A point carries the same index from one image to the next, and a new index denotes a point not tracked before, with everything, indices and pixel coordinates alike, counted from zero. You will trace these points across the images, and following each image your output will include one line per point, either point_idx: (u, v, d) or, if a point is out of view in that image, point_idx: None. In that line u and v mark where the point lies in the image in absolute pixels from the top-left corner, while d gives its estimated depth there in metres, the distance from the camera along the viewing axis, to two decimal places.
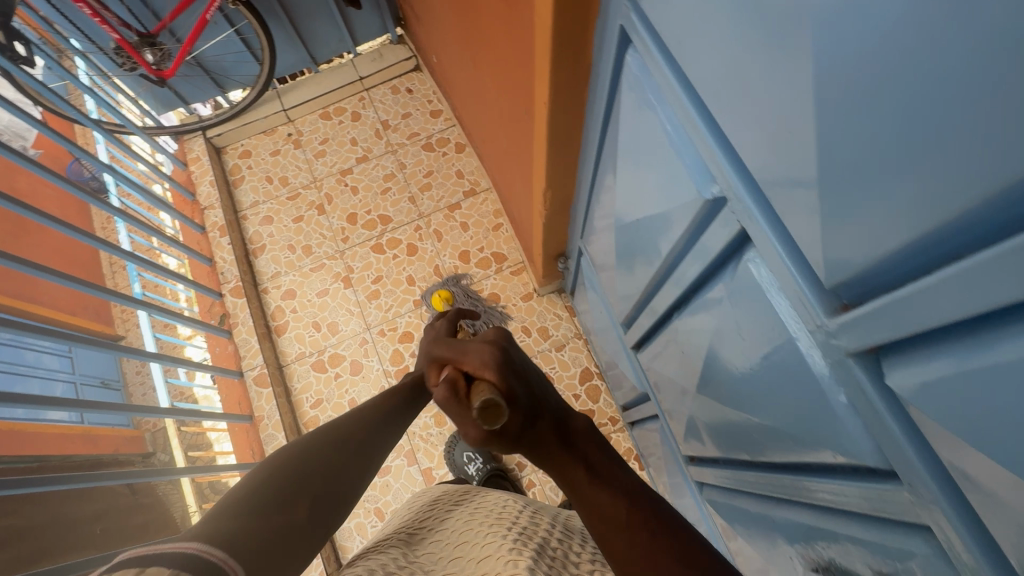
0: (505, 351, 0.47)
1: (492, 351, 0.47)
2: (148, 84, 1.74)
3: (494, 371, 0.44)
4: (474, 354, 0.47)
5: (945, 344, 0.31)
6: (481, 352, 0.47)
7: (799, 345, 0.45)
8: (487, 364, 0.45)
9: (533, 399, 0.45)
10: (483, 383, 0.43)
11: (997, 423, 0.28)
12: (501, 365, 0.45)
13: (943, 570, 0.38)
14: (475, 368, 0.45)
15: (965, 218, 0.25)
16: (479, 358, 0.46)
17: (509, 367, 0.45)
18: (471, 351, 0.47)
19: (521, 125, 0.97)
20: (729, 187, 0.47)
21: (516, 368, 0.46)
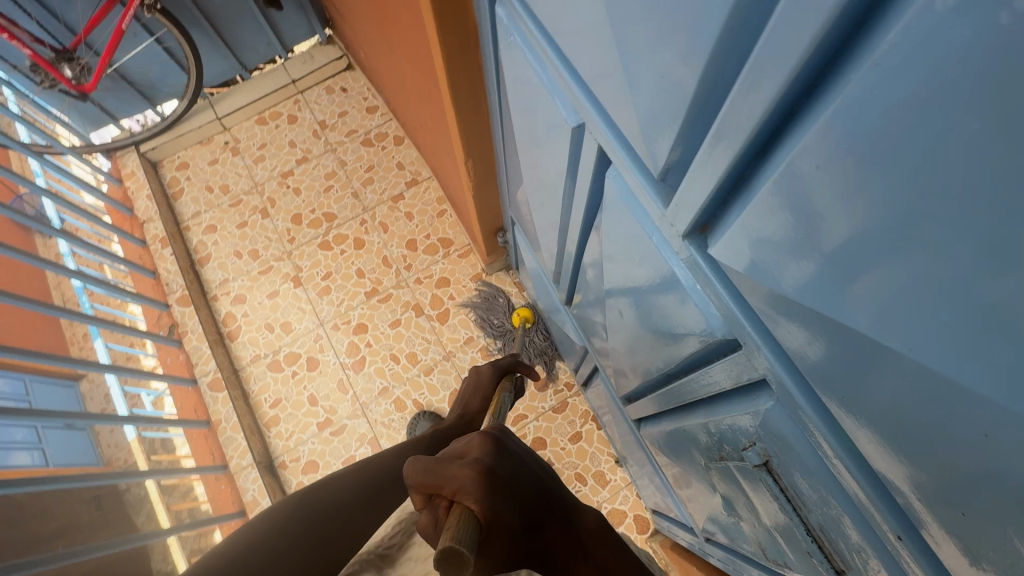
0: (489, 464, 0.37)
1: (477, 470, 0.36)
2: (70, 100, 1.72)
3: (476, 501, 0.35)
4: (454, 475, 0.35)
5: (736, 193, 0.36)
6: (462, 472, 0.36)
7: (654, 242, 0.50)
8: (466, 491, 0.35)
9: (527, 520, 0.38)
10: (460, 517, 0.33)
11: (771, 248, 0.33)
12: (483, 490, 0.35)
13: (781, 416, 0.44)
14: (451, 496, 0.35)
15: (715, 62, 0.31)
16: (459, 480, 0.35)
17: (498, 492, 0.36)
18: (451, 474, 0.36)
19: (435, 98, 1.04)
20: (582, 109, 0.53)
21: (503, 484, 0.37)
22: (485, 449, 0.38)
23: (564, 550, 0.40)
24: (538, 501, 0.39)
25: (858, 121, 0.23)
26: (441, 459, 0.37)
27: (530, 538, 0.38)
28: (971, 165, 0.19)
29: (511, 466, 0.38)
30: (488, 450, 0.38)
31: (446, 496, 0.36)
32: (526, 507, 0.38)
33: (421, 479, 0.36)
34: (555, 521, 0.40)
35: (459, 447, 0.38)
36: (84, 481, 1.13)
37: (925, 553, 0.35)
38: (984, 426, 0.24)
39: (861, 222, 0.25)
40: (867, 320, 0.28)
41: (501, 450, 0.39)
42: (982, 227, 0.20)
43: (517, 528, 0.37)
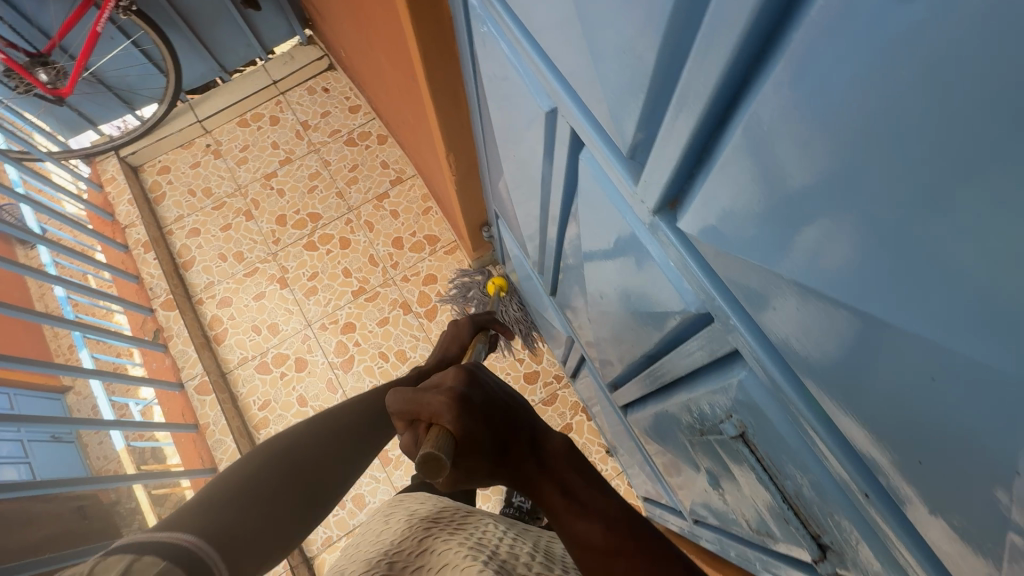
0: (462, 393, 0.47)
1: (448, 395, 0.47)
2: (47, 106, 1.70)
3: (448, 419, 0.45)
4: (430, 401, 0.47)
5: (702, 164, 0.37)
6: (435, 398, 0.47)
7: (628, 221, 0.51)
8: (440, 413, 0.46)
9: (495, 437, 0.47)
10: (438, 434, 0.44)
11: (740, 214, 0.34)
12: (455, 410, 0.46)
13: (753, 385, 0.45)
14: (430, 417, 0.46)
15: (673, 32, 0.32)
16: (434, 405, 0.46)
17: (468, 412, 0.46)
18: (428, 399, 0.47)
19: (414, 92, 1.04)
20: (554, 93, 0.54)
21: (473, 407, 0.47)
22: (457, 382, 0.48)
23: (530, 465, 0.47)
24: (503, 422, 0.48)
25: (820, 78, 0.24)
26: (422, 391, 0.48)
27: (500, 453, 0.47)
28: (905, 115, 0.21)
29: (481, 395, 0.48)
30: (460, 382, 0.48)
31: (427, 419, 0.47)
32: (495, 429, 0.47)
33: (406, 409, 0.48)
34: (521, 442, 0.48)
35: (437, 381, 0.49)
36: (70, 484, 1.12)
37: (890, 508, 0.36)
38: (930, 369, 0.25)
39: (832, 180, 0.26)
40: (824, 276, 0.29)
41: (472, 384, 0.49)
42: (918, 174, 0.21)
43: (487, 442, 0.46)
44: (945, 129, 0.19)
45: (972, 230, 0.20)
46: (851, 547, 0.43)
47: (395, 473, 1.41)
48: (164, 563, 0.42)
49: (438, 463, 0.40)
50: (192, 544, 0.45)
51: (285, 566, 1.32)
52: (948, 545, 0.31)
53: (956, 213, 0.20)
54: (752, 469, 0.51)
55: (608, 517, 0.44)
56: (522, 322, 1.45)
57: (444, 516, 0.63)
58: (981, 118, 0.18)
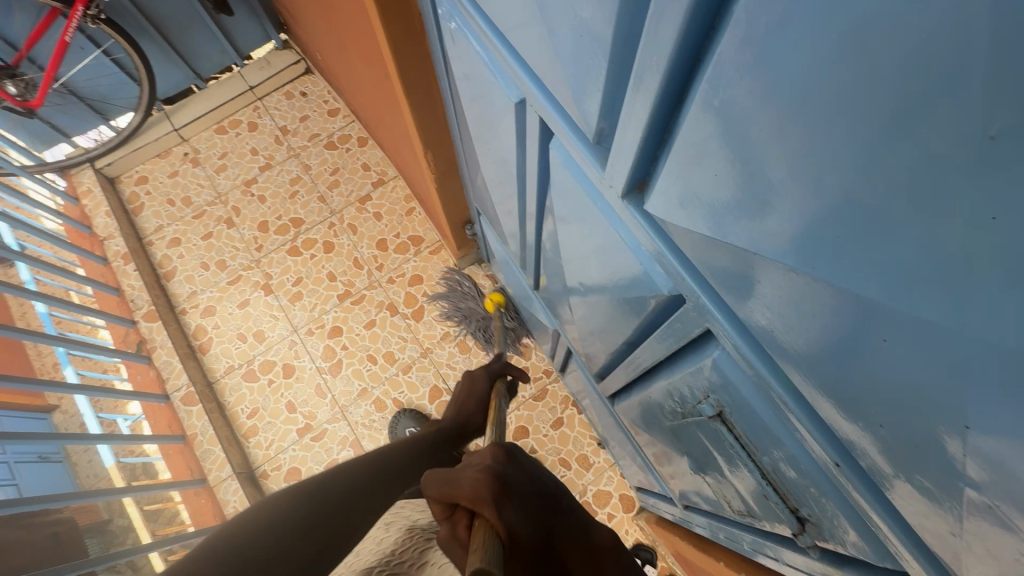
0: (505, 473, 0.34)
1: (490, 475, 0.34)
2: (17, 118, 1.66)
3: (492, 507, 0.32)
4: (466, 482, 0.34)
5: (664, 142, 0.38)
6: (473, 478, 0.34)
7: (598, 208, 0.52)
8: (481, 497, 0.33)
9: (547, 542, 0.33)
10: (482, 536, 0.31)
11: (701, 190, 0.35)
12: (500, 499, 0.33)
13: (728, 363, 0.45)
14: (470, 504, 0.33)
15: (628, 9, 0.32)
16: (472, 488, 0.33)
17: (514, 501, 0.33)
18: (464, 478, 0.34)
19: (388, 91, 1.04)
20: (521, 82, 0.54)
21: (522, 494, 0.34)
22: (498, 458, 0.35)
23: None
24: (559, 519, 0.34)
25: (766, 44, 0.24)
26: (457, 469, 0.35)
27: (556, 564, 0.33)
28: (842, 79, 0.21)
29: (530, 478, 0.35)
30: (500, 460, 0.35)
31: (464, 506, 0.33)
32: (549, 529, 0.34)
33: (441, 491, 0.34)
34: (577, 545, 0.34)
35: (471, 459, 0.36)
36: (62, 500, 1.10)
37: (860, 475, 0.37)
38: (882, 331, 0.26)
39: (781, 146, 0.26)
40: (779, 247, 0.30)
41: (518, 460, 0.36)
42: (855, 137, 0.22)
43: (537, 549, 0.33)
44: (876, 90, 0.20)
45: (907, 188, 0.21)
46: (827, 518, 0.44)
47: None
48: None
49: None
50: None
51: None
52: (914, 506, 0.32)
53: (889, 171, 0.21)
54: (731, 448, 0.52)
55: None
56: (514, 335, 1.48)
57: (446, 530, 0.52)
58: (907, 76, 0.18)
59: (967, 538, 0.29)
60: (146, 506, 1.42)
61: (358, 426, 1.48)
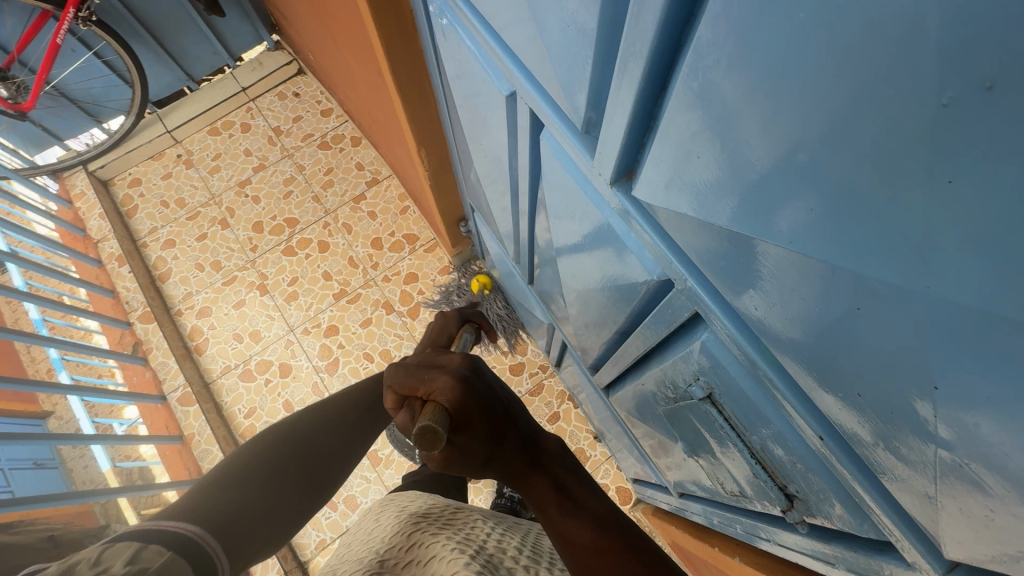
0: (466, 376, 0.44)
1: (453, 377, 0.44)
2: (8, 121, 1.66)
3: (447, 398, 0.42)
4: (435, 378, 0.44)
5: (650, 129, 0.39)
6: (440, 377, 0.44)
7: (589, 197, 0.53)
8: (441, 391, 0.43)
9: (493, 429, 0.43)
10: (433, 408, 0.41)
11: (687, 176, 0.36)
12: (457, 395, 0.43)
13: (716, 345, 0.46)
14: (429, 391, 0.44)
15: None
16: (438, 382, 0.43)
17: (468, 396, 0.43)
18: (432, 373, 0.45)
19: (381, 89, 1.05)
20: (512, 76, 0.55)
21: (478, 393, 0.44)
22: (463, 367, 0.45)
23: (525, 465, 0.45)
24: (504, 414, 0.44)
25: (740, 30, 0.26)
26: (427, 370, 0.45)
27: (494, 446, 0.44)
28: (811, 55, 0.22)
29: (485, 383, 0.45)
30: (467, 367, 0.45)
31: (422, 394, 0.44)
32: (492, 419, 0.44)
33: (405, 382, 0.46)
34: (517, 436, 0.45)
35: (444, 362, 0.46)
36: (57, 500, 1.09)
37: (843, 447, 0.38)
38: (856, 299, 0.27)
39: (755, 129, 0.28)
40: (758, 222, 0.31)
41: (478, 370, 0.46)
42: (825, 111, 0.23)
43: (483, 433, 0.43)
44: (841, 64, 0.21)
45: (873, 157, 0.22)
46: (814, 493, 0.45)
47: (388, 472, 1.40)
48: (169, 555, 0.45)
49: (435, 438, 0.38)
50: (193, 533, 0.48)
51: (280, 570, 1.33)
52: (893, 474, 0.33)
53: (857, 145, 0.22)
54: (721, 429, 0.53)
55: (598, 516, 0.44)
56: (506, 320, 1.49)
57: (434, 511, 0.55)
58: (866, 50, 0.20)
59: (942, 500, 0.30)
60: (144, 509, 1.44)
61: None
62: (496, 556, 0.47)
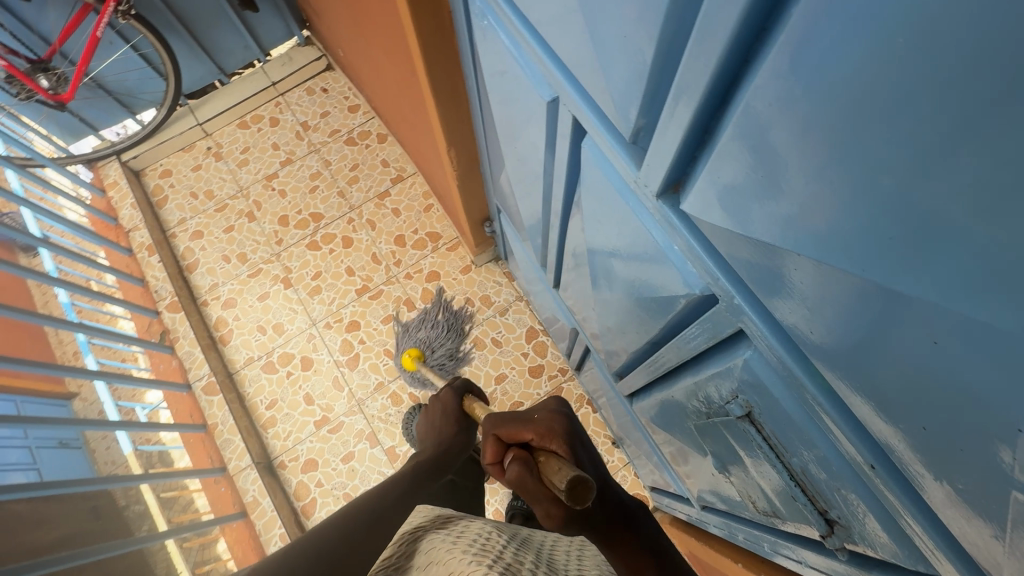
0: (567, 425, 0.52)
1: (559, 421, 0.52)
2: (47, 110, 1.70)
3: (559, 439, 0.50)
4: (543, 421, 0.52)
5: (705, 143, 0.38)
6: (548, 424, 0.52)
7: (631, 207, 0.52)
8: (553, 433, 0.50)
9: (602, 483, 0.47)
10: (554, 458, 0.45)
11: (744, 194, 0.35)
12: (563, 436, 0.51)
13: (760, 365, 0.45)
14: (541, 433, 0.51)
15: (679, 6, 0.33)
16: (547, 424, 0.51)
17: (574, 441, 0.51)
18: (540, 418, 0.53)
19: (414, 88, 1.05)
20: (556, 81, 0.55)
21: (576, 442, 0.50)
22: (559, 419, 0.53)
23: (622, 530, 0.43)
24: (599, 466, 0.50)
25: (824, 49, 0.25)
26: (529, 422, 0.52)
27: (602, 506, 0.44)
28: (902, 85, 0.22)
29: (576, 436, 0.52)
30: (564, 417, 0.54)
31: (530, 438, 0.51)
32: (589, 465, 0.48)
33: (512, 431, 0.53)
34: (616, 501, 0.45)
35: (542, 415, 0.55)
36: (84, 484, 1.12)
37: (895, 477, 0.37)
38: (931, 333, 0.26)
39: (829, 150, 0.27)
40: (825, 245, 0.30)
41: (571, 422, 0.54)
42: (915, 140, 0.22)
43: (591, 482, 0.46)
44: (940, 89, 0.20)
45: (969, 187, 0.21)
46: (857, 520, 0.44)
47: None
48: None
49: (588, 487, 0.40)
50: None
51: None
52: (952, 510, 0.32)
53: (950, 174, 0.21)
54: (759, 448, 0.52)
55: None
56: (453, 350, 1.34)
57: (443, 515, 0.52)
58: (975, 79, 0.19)
59: (1008, 543, 0.29)
60: (162, 493, 1.44)
61: (375, 419, 1.50)
62: (517, 565, 0.42)
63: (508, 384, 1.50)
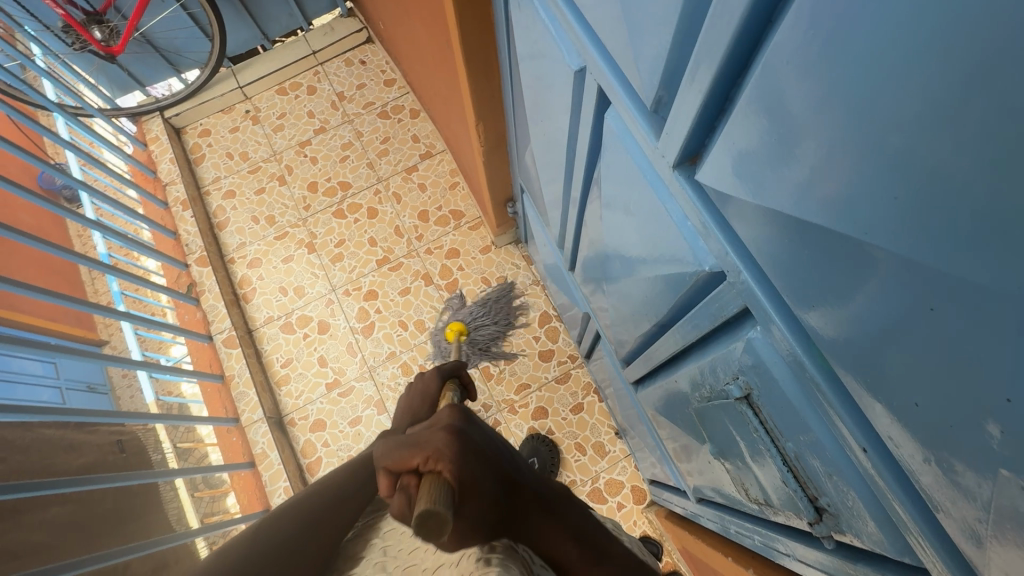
0: (466, 427, 0.35)
1: (449, 432, 0.34)
2: (99, 62, 1.78)
3: (451, 465, 0.32)
4: (427, 440, 0.34)
5: (723, 111, 0.38)
6: (433, 436, 0.34)
7: (649, 180, 0.52)
8: (441, 454, 0.33)
9: (504, 487, 0.36)
10: (437, 487, 0.31)
11: (759, 161, 0.35)
12: (461, 452, 0.33)
13: (762, 345, 0.45)
14: (425, 462, 0.33)
15: None
16: (433, 444, 0.33)
17: (473, 455, 0.34)
18: (424, 437, 0.34)
19: (448, 61, 1.06)
20: (584, 50, 0.55)
21: (482, 446, 0.35)
22: (456, 417, 0.36)
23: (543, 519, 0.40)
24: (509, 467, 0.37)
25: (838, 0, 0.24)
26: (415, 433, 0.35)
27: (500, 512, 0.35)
28: (916, 36, 0.21)
29: (486, 436, 0.36)
30: (458, 418, 0.36)
31: (417, 464, 0.33)
32: (500, 474, 0.36)
33: (393, 454, 0.35)
34: (534, 493, 0.39)
35: (427, 420, 0.37)
36: (108, 418, 1.17)
37: (887, 462, 0.36)
38: (929, 299, 0.26)
39: (843, 106, 0.26)
40: (834, 210, 0.30)
41: (473, 421, 0.37)
42: (924, 93, 0.22)
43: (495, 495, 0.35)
44: (951, 37, 0.20)
45: (971, 143, 0.21)
46: (847, 508, 0.44)
47: None
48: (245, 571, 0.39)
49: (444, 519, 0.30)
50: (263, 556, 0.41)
51: None
52: (941, 494, 0.32)
53: (955, 129, 0.21)
54: (756, 432, 0.52)
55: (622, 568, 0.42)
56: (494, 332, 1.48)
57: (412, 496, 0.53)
58: (981, 25, 0.18)
59: (992, 526, 0.29)
60: (179, 442, 1.54)
61: (384, 387, 1.53)
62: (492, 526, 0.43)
63: (517, 366, 1.51)
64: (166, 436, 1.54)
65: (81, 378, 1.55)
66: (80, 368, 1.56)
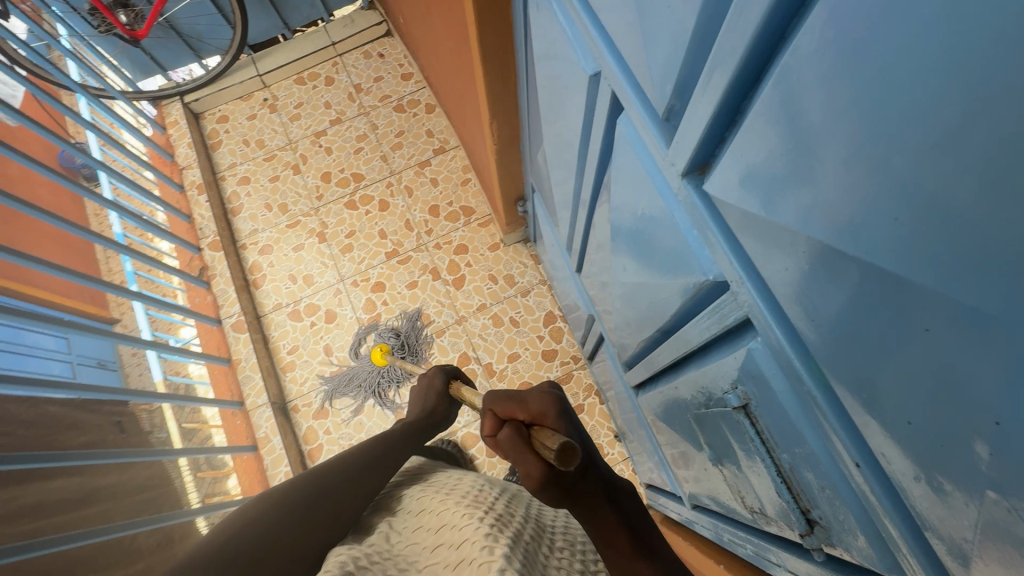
0: (562, 404, 0.49)
1: (553, 400, 0.49)
2: (123, 45, 1.81)
3: (555, 419, 0.46)
4: (537, 403, 0.48)
5: (732, 123, 0.39)
6: (543, 401, 0.48)
7: (658, 187, 0.52)
8: (548, 413, 0.47)
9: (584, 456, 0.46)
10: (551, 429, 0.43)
11: (767, 175, 0.36)
12: (561, 417, 0.47)
13: (761, 357, 0.45)
14: (534, 415, 0.47)
15: None
16: (542, 407, 0.47)
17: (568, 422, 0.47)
18: (533, 400, 0.48)
19: (465, 58, 1.06)
20: (600, 55, 0.55)
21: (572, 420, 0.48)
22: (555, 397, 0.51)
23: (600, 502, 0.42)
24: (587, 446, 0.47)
25: (854, 23, 0.24)
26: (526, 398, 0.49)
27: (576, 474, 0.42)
28: (929, 61, 0.21)
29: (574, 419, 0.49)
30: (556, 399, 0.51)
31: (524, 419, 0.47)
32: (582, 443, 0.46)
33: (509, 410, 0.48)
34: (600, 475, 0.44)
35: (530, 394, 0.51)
36: (117, 395, 1.20)
37: (880, 479, 0.36)
38: (925, 320, 0.26)
39: (853, 127, 0.27)
40: (838, 228, 0.30)
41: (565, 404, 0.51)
42: (935, 117, 0.22)
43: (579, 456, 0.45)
44: (964, 64, 0.20)
45: (979, 170, 0.21)
46: (838, 522, 0.44)
47: None
48: None
49: (575, 449, 0.40)
50: None
51: None
52: (932, 513, 0.32)
53: (962, 154, 0.22)
54: (752, 442, 0.52)
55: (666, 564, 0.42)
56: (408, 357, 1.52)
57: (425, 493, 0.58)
58: (993, 51, 0.19)
59: (979, 546, 0.29)
60: (185, 423, 1.57)
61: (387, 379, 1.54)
62: (505, 516, 0.47)
63: (520, 364, 1.51)
64: (172, 415, 1.57)
65: (91, 354, 1.59)
66: (91, 345, 1.60)
